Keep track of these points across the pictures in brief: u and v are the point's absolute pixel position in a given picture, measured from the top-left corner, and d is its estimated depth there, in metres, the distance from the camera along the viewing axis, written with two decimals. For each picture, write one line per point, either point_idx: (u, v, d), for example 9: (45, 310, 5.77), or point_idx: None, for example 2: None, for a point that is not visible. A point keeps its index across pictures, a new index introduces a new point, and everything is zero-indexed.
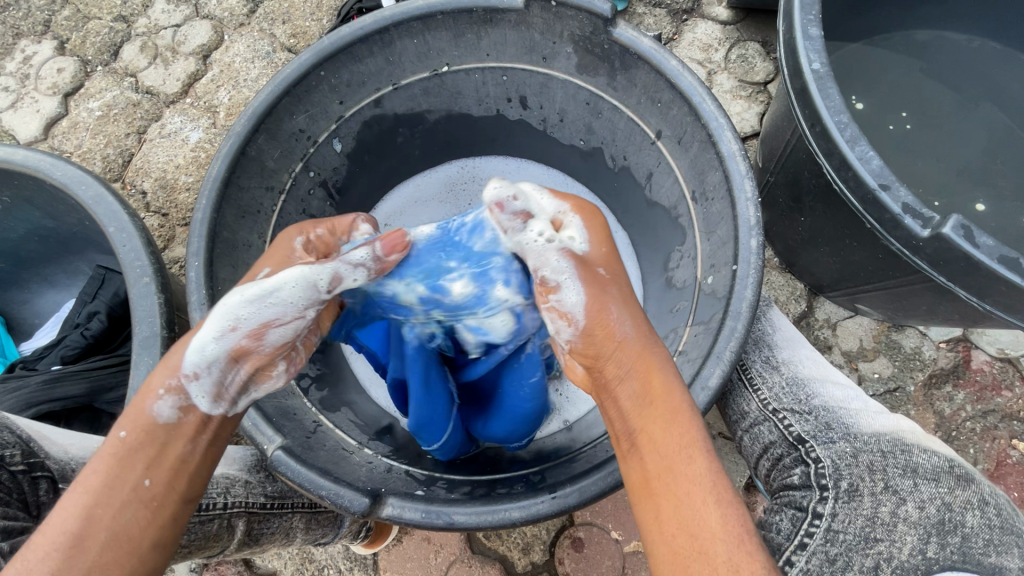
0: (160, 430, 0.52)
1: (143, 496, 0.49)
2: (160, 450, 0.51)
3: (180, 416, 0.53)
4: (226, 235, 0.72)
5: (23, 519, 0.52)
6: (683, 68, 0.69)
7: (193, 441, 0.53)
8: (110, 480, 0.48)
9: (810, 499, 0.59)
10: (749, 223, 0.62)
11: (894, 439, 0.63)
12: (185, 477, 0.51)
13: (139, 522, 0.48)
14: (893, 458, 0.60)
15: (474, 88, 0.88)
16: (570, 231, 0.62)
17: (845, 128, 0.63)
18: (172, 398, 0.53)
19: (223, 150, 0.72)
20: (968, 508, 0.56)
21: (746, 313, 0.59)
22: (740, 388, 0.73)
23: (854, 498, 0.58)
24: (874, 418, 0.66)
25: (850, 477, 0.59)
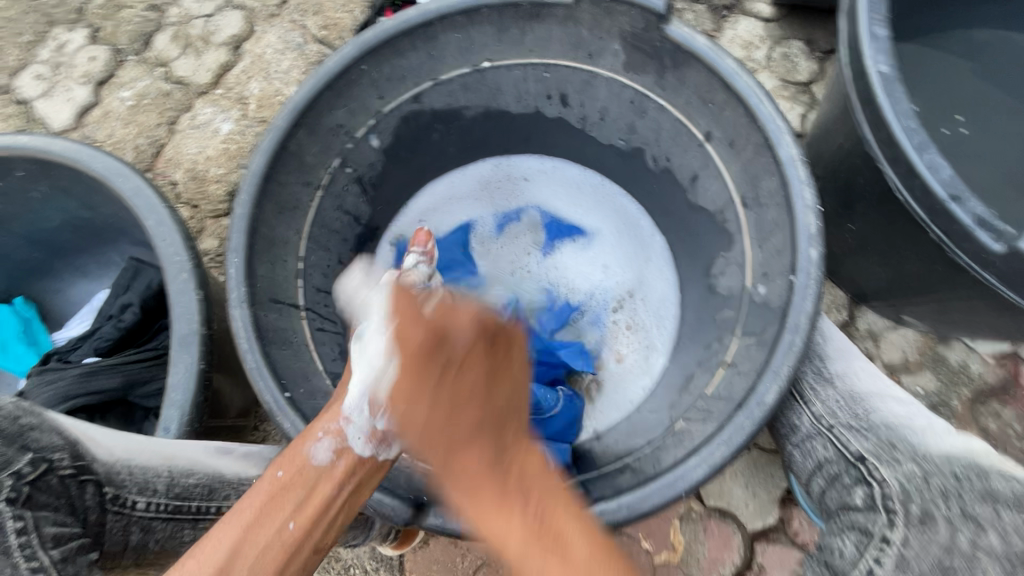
0: (313, 473, 0.55)
1: (287, 540, 0.51)
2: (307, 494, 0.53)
3: (335, 461, 0.56)
4: (264, 232, 0.71)
5: (71, 525, 0.52)
6: (739, 68, 0.67)
7: (339, 486, 0.56)
8: (262, 519, 0.51)
9: (877, 523, 0.57)
10: (808, 232, 0.59)
11: (968, 462, 0.61)
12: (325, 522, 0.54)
13: (277, 565, 0.50)
14: (968, 482, 0.58)
15: (514, 84, 0.86)
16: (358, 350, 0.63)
17: (914, 135, 0.60)
18: (329, 440, 0.57)
19: (263, 145, 0.70)
20: None
21: (805, 326, 0.56)
22: (791, 402, 0.73)
23: (928, 525, 0.55)
24: (943, 439, 0.64)
25: (921, 501, 0.57)
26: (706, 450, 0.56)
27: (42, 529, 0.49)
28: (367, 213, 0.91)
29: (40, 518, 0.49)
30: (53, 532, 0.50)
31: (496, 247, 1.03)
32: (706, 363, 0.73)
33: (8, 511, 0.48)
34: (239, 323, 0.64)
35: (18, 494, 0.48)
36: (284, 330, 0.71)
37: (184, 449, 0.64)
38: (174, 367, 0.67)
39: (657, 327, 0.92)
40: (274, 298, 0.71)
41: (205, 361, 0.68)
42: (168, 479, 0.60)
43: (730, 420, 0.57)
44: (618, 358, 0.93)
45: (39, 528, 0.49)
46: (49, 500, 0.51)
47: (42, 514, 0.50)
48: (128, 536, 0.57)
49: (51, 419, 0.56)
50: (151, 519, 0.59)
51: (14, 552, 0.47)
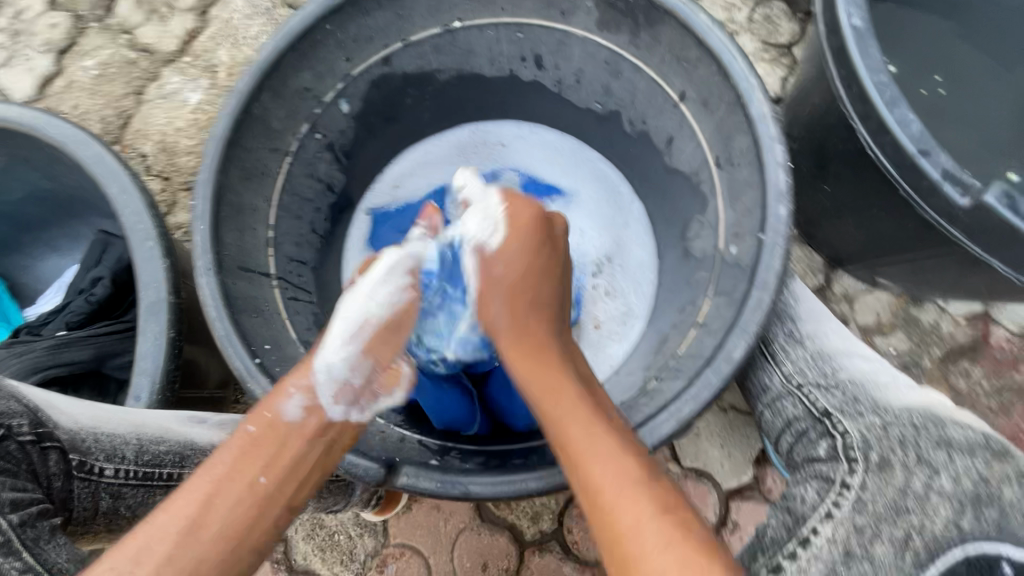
0: (282, 430, 0.55)
1: (259, 491, 0.52)
2: (275, 453, 0.54)
3: (304, 418, 0.56)
4: (231, 198, 0.69)
5: (33, 490, 0.51)
6: (713, 23, 0.65)
7: (311, 442, 0.56)
8: (235, 472, 0.52)
9: (837, 471, 0.58)
10: (778, 189, 0.59)
11: (925, 414, 0.63)
12: (295, 480, 0.54)
13: (248, 518, 0.50)
14: (925, 432, 0.60)
15: (487, 46, 0.84)
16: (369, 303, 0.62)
17: (885, 89, 0.59)
18: (300, 398, 0.57)
19: (225, 109, 0.68)
20: (1007, 482, 0.55)
21: (773, 284, 0.57)
22: (762, 362, 0.73)
23: (885, 471, 0.57)
24: (902, 393, 0.66)
25: (879, 450, 0.58)
26: (675, 406, 0.57)
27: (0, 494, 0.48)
28: (340, 181, 0.89)
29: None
30: (11, 496, 0.49)
31: None
32: (679, 325, 0.73)
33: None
34: (207, 291, 0.63)
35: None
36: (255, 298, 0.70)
37: (154, 417, 0.64)
38: (143, 335, 0.66)
39: (637, 292, 0.92)
40: (243, 266, 0.70)
41: (175, 331, 0.67)
42: (137, 446, 0.60)
43: (699, 377, 0.57)
44: (596, 322, 0.93)
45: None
46: (7, 465, 0.50)
47: (0, 479, 0.49)
48: (97, 501, 0.58)
49: (8, 385, 0.55)
50: (121, 486, 0.60)
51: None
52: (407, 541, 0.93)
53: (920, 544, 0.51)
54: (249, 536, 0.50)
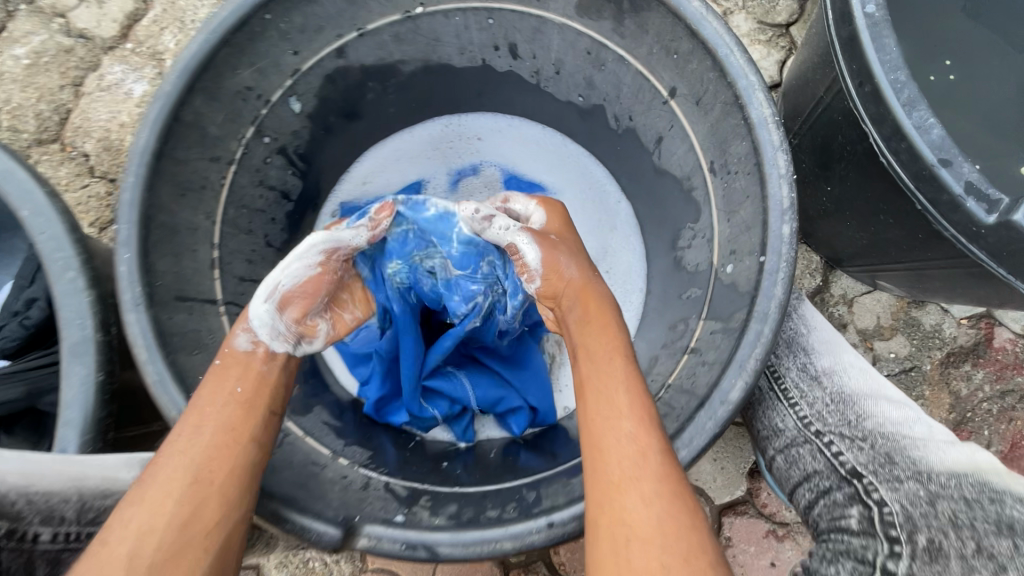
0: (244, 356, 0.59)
1: (238, 398, 0.55)
2: (245, 368, 0.58)
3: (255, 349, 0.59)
4: (163, 219, 0.61)
5: None
6: (707, 11, 0.57)
7: (272, 362, 0.60)
8: (216, 383, 0.56)
9: (877, 552, 0.46)
10: (781, 206, 0.52)
11: (978, 476, 0.50)
12: (268, 390, 0.58)
13: (233, 417, 0.54)
14: (981, 509, 0.47)
15: (455, 34, 0.75)
16: (302, 262, 0.64)
17: (902, 89, 0.52)
18: (249, 334, 0.60)
19: (149, 116, 0.58)
20: None
21: (775, 315, 0.50)
22: (773, 401, 0.66)
23: (937, 560, 0.44)
24: (947, 450, 0.54)
25: (928, 530, 0.46)
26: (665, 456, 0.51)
27: None
28: (297, 187, 0.81)
29: None
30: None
31: None
32: (669, 346, 0.67)
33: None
34: (136, 329, 0.55)
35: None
36: (195, 331, 0.62)
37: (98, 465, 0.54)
38: (66, 379, 0.57)
39: (623, 301, 0.85)
40: (182, 295, 0.62)
41: (106, 370, 0.58)
42: (77, 505, 0.52)
43: (691, 421, 0.51)
44: None
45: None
46: None
47: None
48: (34, 569, 0.51)
49: None
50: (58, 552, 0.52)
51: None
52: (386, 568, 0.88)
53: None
54: (237, 435, 0.53)
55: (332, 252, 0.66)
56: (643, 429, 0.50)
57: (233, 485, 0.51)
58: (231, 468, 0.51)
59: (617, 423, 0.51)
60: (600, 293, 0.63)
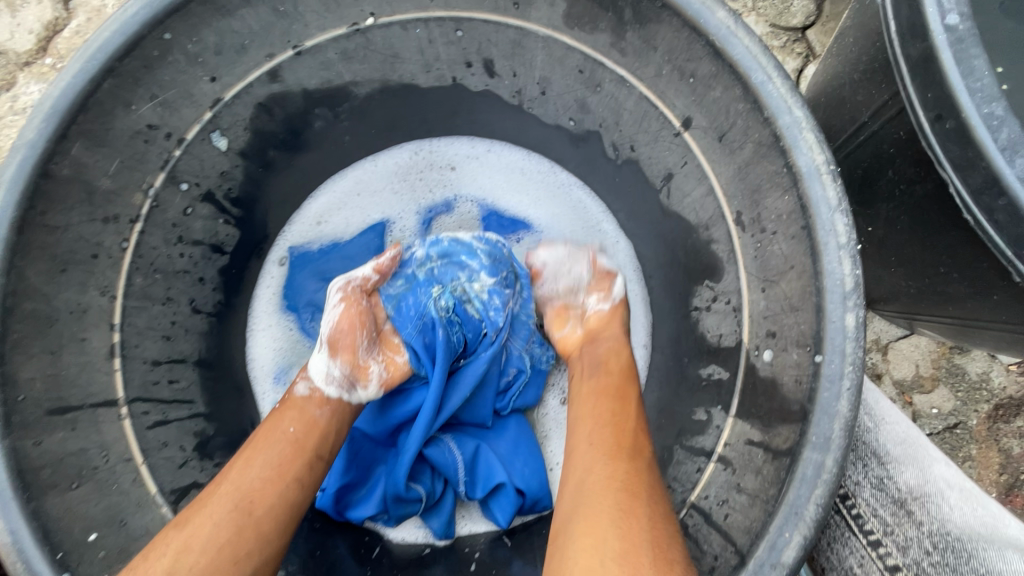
0: (299, 400, 0.53)
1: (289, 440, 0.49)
2: (298, 412, 0.52)
3: (312, 394, 0.54)
4: (34, 306, 0.47)
5: None
6: (736, 23, 0.43)
7: (327, 405, 0.54)
8: (273, 421, 0.51)
9: None
10: (842, 288, 0.39)
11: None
12: (318, 434, 0.51)
13: (280, 458, 0.48)
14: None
15: (418, 49, 0.61)
16: (335, 305, 0.60)
17: (1001, 128, 0.39)
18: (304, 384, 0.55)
19: (6, 173, 0.44)
20: None
21: (840, 442, 0.37)
22: (844, 534, 0.47)
23: None
24: None
25: None
26: None
27: None
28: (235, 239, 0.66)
29: None
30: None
31: None
32: (690, 439, 0.54)
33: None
34: None
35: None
36: (78, 453, 0.48)
37: None
38: None
39: None
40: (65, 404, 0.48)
41: None
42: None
43: None
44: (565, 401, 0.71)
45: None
46: None
47: None
48: None
49: None
50: None
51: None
52: None
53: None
54: (277, 477, 0.47)
55: (365, 287, 0.62)
56: (640, 446, 0.47)
57: (272, 523, 0.45)
58: (272, 505, 0.46)
59: (611, 438, 0.47)
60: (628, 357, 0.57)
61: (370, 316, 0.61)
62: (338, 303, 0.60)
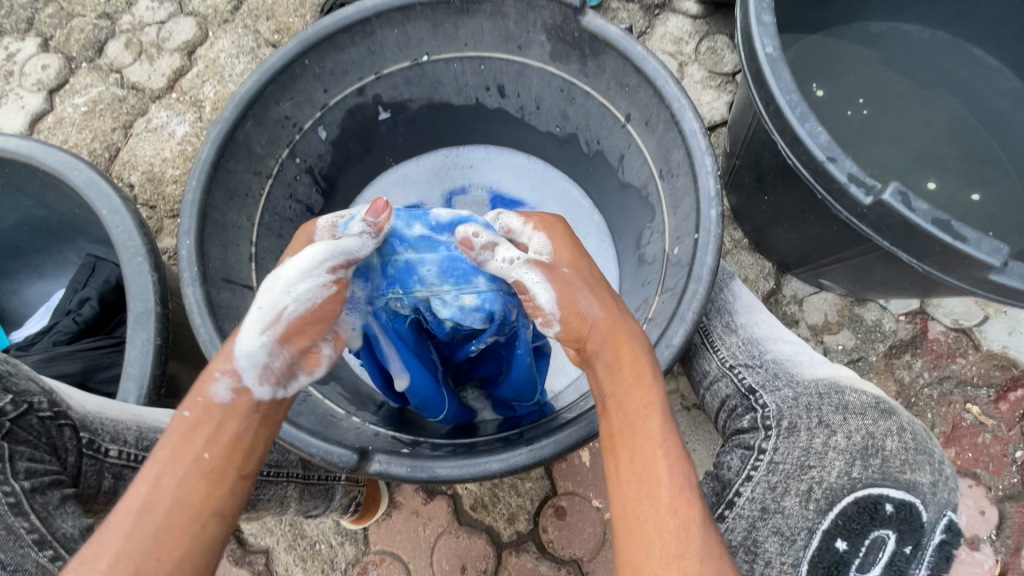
0: (220, 411, 0.52)
1: (203, 468, 0.50)
2: (214, 431, 0.51)
3: (235, 398, 0.53)
4: (215, 216, 0.75)
5: (48, 462, 0.55)
6: (648, 53, 0.74)
7: (247, 419, 0.54)
8: (176, 450, 0.50)
9: (757, 438, 0.66)
10: (709, 195, 0.67)
11: (831, 383, 0.69)
12: (243, 453, 0.52)
13: (199, 491, 0.49)
14: (828, 398, 0.67)
15: (454, 78, 0.92)
16: (300, 285, 0.59)
17: (796, 107, 0.68)
18: (228, 380, 0.54)
19: (211, 135, 0.75)
20: (888, 436, 0.64)
21: (707, 277, 0.63)
22: (702, 350, 0.81)
23: (793, 434, 0.65)
24: (816, 368, 0.73)
25: (789, 417, 0.66)
26: None
27: (14, 463, 0.52)
28: (319, 203, 0.95)
29: (16, 451, 0.52)
30: (26, 466, 0.52)
31: None
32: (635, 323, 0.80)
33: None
34: (192, 299, 0.68)
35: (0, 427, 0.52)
36: (235, 309, 0.75)
37: (153, 411, 0.68)
38: (131, 343, 0.71)
39: None
40: (227, 279, 0.75)
41: (163, 338, 0.72)
42: (137, 433, 0.64)
43: None
44: None
45: (14, 461, 0.52)
46: (29, 437, 0.54)
47: (19, 449, 0.53)
48: (101, 480, 0.60)
49: (27, 368, 0.57)
50: (122, 467, 0.62)
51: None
52: (388, 548, 0.95)
53: (820, 495, 0.62)
54: (198, 511, 0.48)
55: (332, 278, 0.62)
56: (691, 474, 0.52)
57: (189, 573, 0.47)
58: (187, 547, 0.47)
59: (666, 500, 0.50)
60: (634, 334, 0.60)
61: (334, 307, 0.62)
62: (321, 283, 0.60)
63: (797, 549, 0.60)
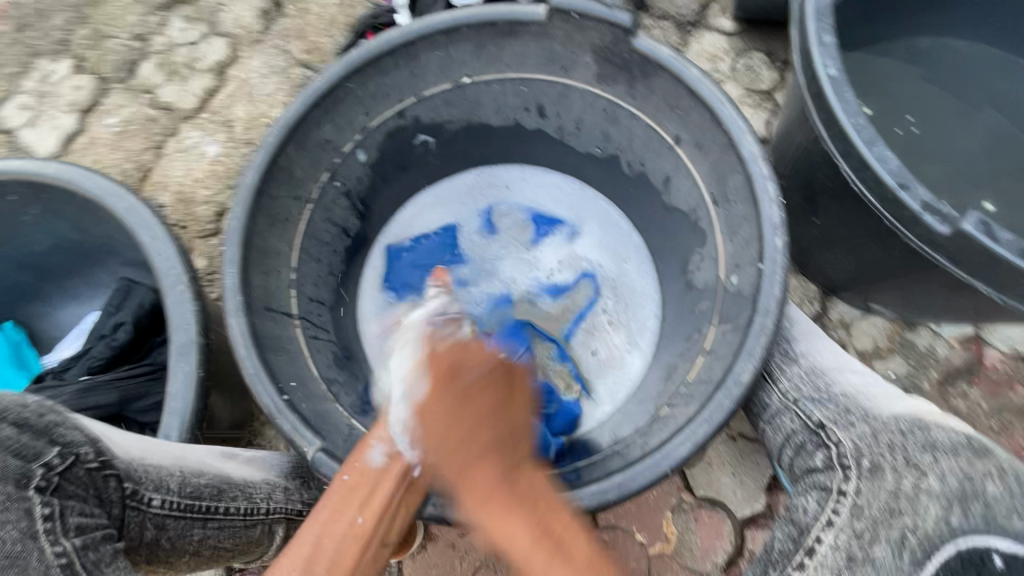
0: (373, 475, 0.56)
1: (357, 535, 0.52)
2: (368, 495, 0.55)
3: (390, 463, 0.57)
4: (258, 243, 0.74)
5: (97, 515, 0.53)
6: (702, 75, 0.72)
7: (400, 486, 0.56)
8: (335, 513, 0.52)
9: (834, 480, 0.63)
10: (773, 223, 0.64)
11: (912, 419, 0.66)
12: (387, 520, 0.55)
13: (352, 560, 0.51)
14: (913, 435, 0.63)
15: (493, 99, 0.89)
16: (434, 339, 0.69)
17: (863, 130, 0.65)
18: (383, 446, 0.58)
19: (254, 161, 0.74)
20: (988, 478, 0.59)
21: (775, 310, 0.61)
22: (761, 381, 0.78)
23: (877, 475, 0.61)
24: (892, 403, 0.69)
25: (870, 456, 0.63)
26: (690, 429, 0.60)
27: (65, 518, 0.50)
28: (357, 227, 0.93)
29: (66, 506, 0.50)
30: (77, 521, 0.50)
31: (487, 246, 1.03)
32: (687, 353, 0.76)
33: (38, 499, 0.48)
34: (237, 330, 0.67)
35: (48, 483, 0.49)
36: (278, 338, 0.73)
37: (193, 453, 0.65)
38: (174, 375, 0.69)
39: (641, 326, 0.94)
40: (269, 307, 0.74)
41: (204, 369, 0.71)
42: (181, 478, 0.61)
43: (711, 399, 0.61)
44: (597, 349, 0.95)
45: (64, 517, 0.49)
46: (77, 491, 0.51)
47: (69, 504, 0.50)
48: (144, 532, 0.58)
49: (71, 417, 0.56)
50: (165, 517, 0.59)
51: (41, 537, 0.48)
52: None
53: (916, 543, 0.56)
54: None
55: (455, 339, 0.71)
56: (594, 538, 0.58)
57: None
58: None
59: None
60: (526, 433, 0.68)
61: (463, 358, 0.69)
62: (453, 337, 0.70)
63: None
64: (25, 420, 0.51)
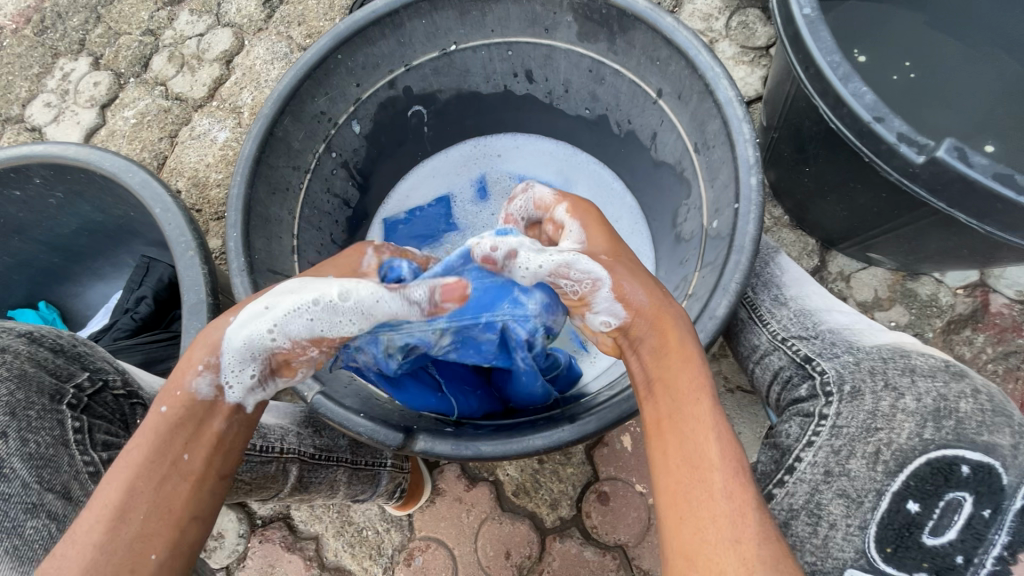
0: (201, 407, 0.54)
1: (185, 468, 0.51)
2: (194, 432, 0.53)
3: (216, 396, 0.55)
4: (259, 210, 0.78)
5: (121, 437, 0.65)
6: (678, 24, 0.72)
7: (229, 419, 0.55)
8: (159, 450, 0.51)
9: (816, 405, 0.65)
10: (748, 163, 0.65)
11: (894, 348, 0.67)
12: (220, 453, 0.54)
13: (183, 494, 0.50)
14: (892, 362, 0.65)
15: (481, 65, 0.92)
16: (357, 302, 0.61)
17: (838, 67, 0.65)
18: (209, 375, 0.55)
19: (252, 132, 0.78)
20: (962, 397, 0.60)
21: (750, 247, 0.62)
22: (752, 325, 0.79)
23: (856, 398, 0.63)
24: (877, 338, 0.70)
25: (852, 381, 0.64)
26: None
27: (93, 433, 0.62)
28: (356, 197, 0.97)
29: (94, 424, 0.62)
30: (103, 438, 0.63)
31: (479, 213, 1.05)
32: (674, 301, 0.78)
33: (70, 414, 0.60)
34: (241, 289, 0.71)
35: (78, 401, 0.61)
36: None
37: None
38: (187, 331, 0.74)
39: None
40: (272, 270, 0.78)
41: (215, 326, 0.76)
42: None
43: None
44: None
45: (92, 432, 0.62)
46: (104, 413, 0.64)
47: (97, 423, 0.63)
48: None
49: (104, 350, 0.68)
50: None
51: (72, 446, 0.59)
52: (432, 534, 0.97)
53: (888, 456, 0.58)
54: (176, 510, 0.49)
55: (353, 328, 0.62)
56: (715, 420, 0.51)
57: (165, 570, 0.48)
58: (164, 547, 0.48)
59: (695, 488, 0.48)
60: (679, 319, 0.57)
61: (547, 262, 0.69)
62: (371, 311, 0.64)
63: (866, 511, 0.57)
64: (60, 345, 0.64)
